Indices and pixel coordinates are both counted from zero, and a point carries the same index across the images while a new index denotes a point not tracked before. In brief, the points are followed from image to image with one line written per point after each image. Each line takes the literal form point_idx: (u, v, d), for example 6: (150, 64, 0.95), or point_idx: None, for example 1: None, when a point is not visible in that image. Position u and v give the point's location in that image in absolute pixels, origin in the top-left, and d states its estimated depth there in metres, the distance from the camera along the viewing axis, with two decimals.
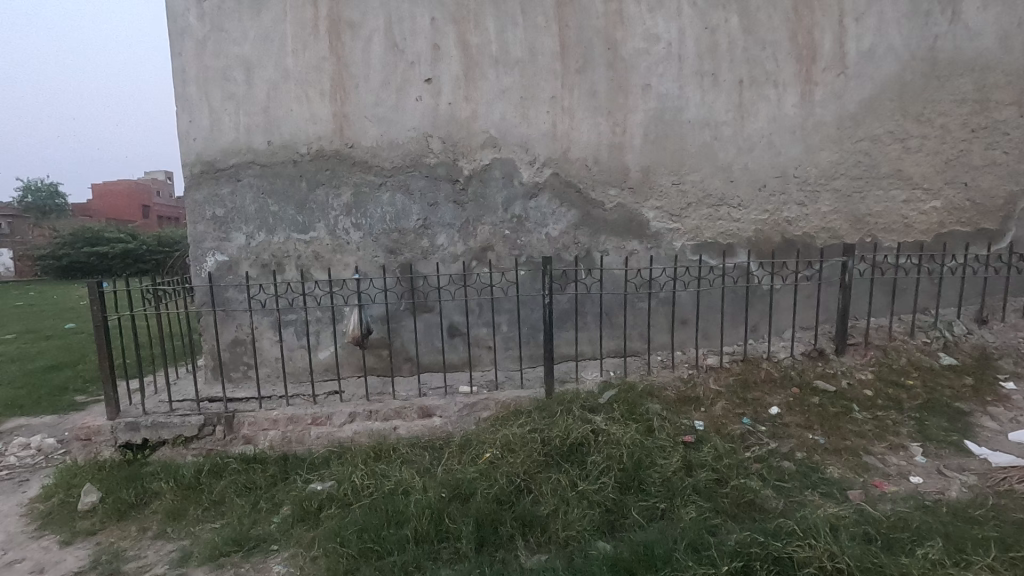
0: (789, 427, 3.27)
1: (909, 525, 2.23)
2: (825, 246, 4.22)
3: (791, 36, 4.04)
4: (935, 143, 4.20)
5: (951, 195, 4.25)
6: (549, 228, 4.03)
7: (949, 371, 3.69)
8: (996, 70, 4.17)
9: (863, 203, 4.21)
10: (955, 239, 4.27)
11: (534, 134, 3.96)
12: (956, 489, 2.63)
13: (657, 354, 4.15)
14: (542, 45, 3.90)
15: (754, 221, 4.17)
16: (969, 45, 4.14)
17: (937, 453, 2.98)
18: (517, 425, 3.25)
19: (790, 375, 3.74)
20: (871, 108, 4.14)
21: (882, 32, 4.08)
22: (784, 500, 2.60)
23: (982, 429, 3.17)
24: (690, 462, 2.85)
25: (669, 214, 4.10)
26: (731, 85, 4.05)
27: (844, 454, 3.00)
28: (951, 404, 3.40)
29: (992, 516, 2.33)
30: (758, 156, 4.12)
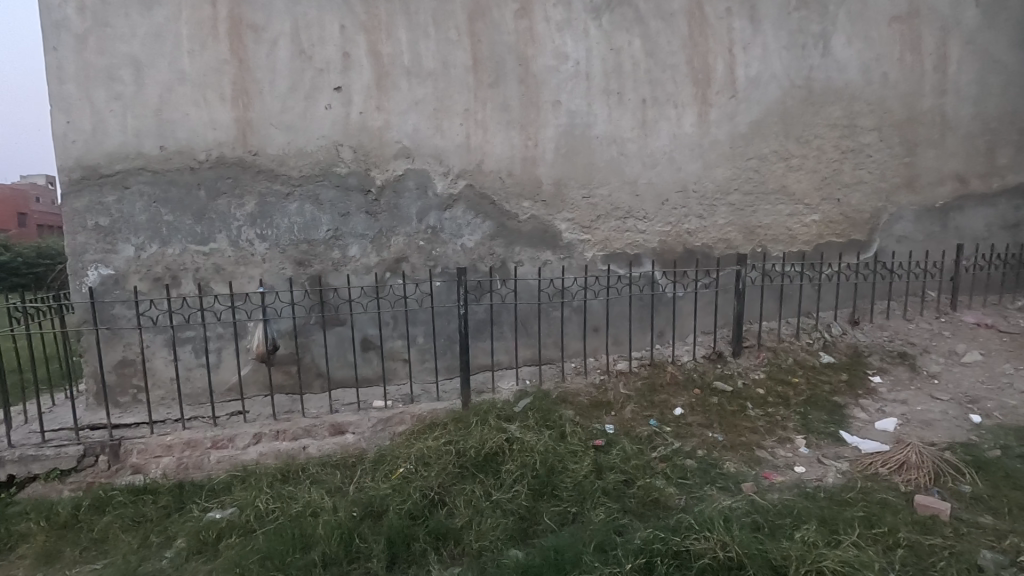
0: (691, 426, 3.48)
1: (792, 512, 2.44)
2: (722, 256, 4.54)
3: (688, 61, 4.34)
4: (812, 163, 4.66)
5: (827, 209, 4.72)
6: (464, 238, 4.05)
7: (828, 368, 4.07)
8: (861, 99, 4.70)
9: (754, 216, 4.58)
10: (831, 249, 4.74)
11: (448, 146, 3.97)
12: (832, 476, 2.91)
13: (572, 362, 4.27)
14: (455, 57, 3.93)
15: (658, 232, 4.42)
16: (838, 76, 4.64)
17: (817, 444, 3.28)
18: (432, 437, 3.22)
19: (692, 377, 3.98)
20: (758, 130, 4.53)
21: (766, 61, 4.48)
22: (686, 496, 2.75)
23: (855, 420, 3.53)
24: (600, 465, 2.95)
25: (580, 226, 4.25)
26: (635, 105, 4.28)
27: (740, 449, 3.23)
28: (830, 398, 3.75)
29: (861, 498, 2.61)
30: (661, 172, 4.38)
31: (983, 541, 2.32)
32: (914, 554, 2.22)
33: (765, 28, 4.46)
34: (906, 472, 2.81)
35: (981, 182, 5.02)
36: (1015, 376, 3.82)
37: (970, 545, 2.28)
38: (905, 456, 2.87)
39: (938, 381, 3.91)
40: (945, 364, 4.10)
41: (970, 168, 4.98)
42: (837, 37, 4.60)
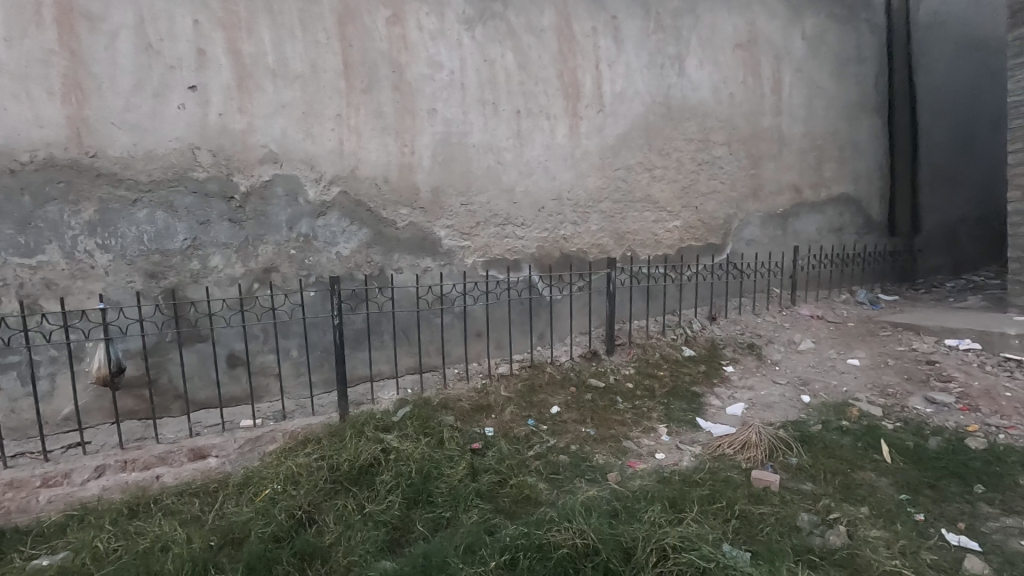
0: (566, 423, 3.64)
1: (646, 497, 2.65)
2: (596, 260, 4.81)
3: (558, 75, 4.56)
4: (673, 174, 5.08)
5: (687, 216, 5.17)
6: (339, 246, 3.94)
7: (689, 361, 4.45)
8: (712, 117, 5.21)
9: (623, 222, 4.90)
10: (691, 252, 5.19)
11: (320, 152, 3.84)
12: (686, 459, 3.19)
13: (455, 368, 4.31)
14: (324, 61, 3.82)
15: (536, 239, 4.58)
16: (692, 95, 5.10)
17: (677, 431, 3.57)
18: (304, 453, 3.09)
19: (569, 376, 4.18)
20: (625, 142, 4.86)
21: (629, 79, 4.82)
22: (556, 491, 2.88)
23: (710, 406, 3.89)
24: (475, 468, 3.01)
25: (460, 232, 4.30)
26: (510, 115, 4.42)
27: (609, 442, 3.43)
28: (690, 388, 4.10)
29: (708, 477, 2.88)
30: (537, 180, 4.55)
31: (802, 506, 2.66)
32: (746, 523, 2.50)
33: (628, 48, 4.81)
34: (746, 450, 3.14)
35: (812, 192, 5.77)
36: (838, 359, 4.41)
37: (791, 510, 2.60)
38: (746, 437, 3.20)
39: (779, 368, 4.41)
40: (785, 352, 4.64)
41: (803, 179, 5.70)
42: (690, 59, 5.06)
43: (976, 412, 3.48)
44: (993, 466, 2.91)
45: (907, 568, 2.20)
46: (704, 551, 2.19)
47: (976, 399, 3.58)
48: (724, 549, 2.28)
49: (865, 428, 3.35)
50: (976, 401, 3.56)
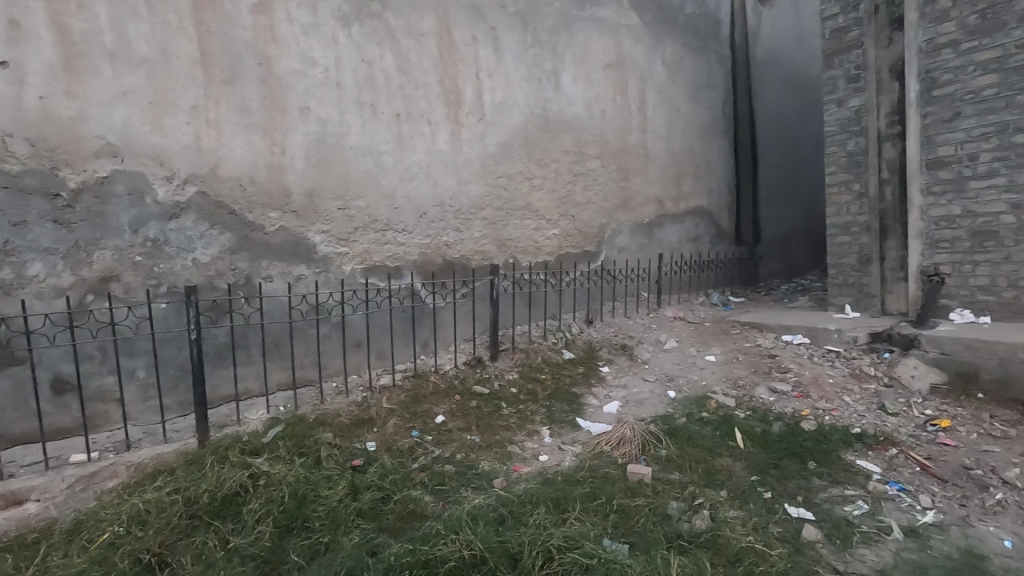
0: (451, 431, 3.59)
1: (530, 500, 2.70)
2: (478, 267, 4.84)
3: (439, 81, 4.53)
4: (551, 184, 5.27)
5: (565, 224, 5.39)
6: (196, 252, 3.55)
7: (569, 363, 4.63)
8: (586, 131, 5.50)
9: (505, 230, 4.98)
10: (569, 259, 5.43)
11: (172, 146, 3.43)
12: (568, 459, 3.30)
13: (333, 381, 4.07)
14: (176, 46, 3.42)
15: (417, 245, 4.49)
16: (568, 109, 5.35)
17: (559, 432, 3.69)
18: (154, 488, 2.73)
19: (453, 384, 4.14)
20: (506, 151, 4.95)
21: (508, 90, 4.93)
22: (442, 502, 2.82)
23: (589, 406, 4.06)
24: (356, 486, 2.86)
25: (337, 238, 4.08)
26: (389, 118, 4.29)
27: (494, 448, 3.43)
28: (570, 389, 4.25)
29: (589, 475, 3.01)
30: (418, 185, 4.47)
31: (671, 494, 2.86)
32: (623, 515, 2.64)
33: (507, 60, 4.91)
34: (622, 446, 3.33)
35: (673, 204, 6.31)
36: (697, 356, 4.85)
37: (663, 499, 2.79)
38: (622, 433, 3.40)
39: (648, 366, 4.74)
40: (653, 352, 5.01)
41: (665, 193, 6.22)
42: (565, 75, 5.30)
43: (808, 397, 4.01)
44: (822, 444, 3.36)
45: (760, 542, 2.46)
46: (586, 549, 2.27)
47: (807, 386, 4.13)
48: (604, 544, 2.39)
49: (722, 418, 3.71)
50: (807, 388, 4.10)
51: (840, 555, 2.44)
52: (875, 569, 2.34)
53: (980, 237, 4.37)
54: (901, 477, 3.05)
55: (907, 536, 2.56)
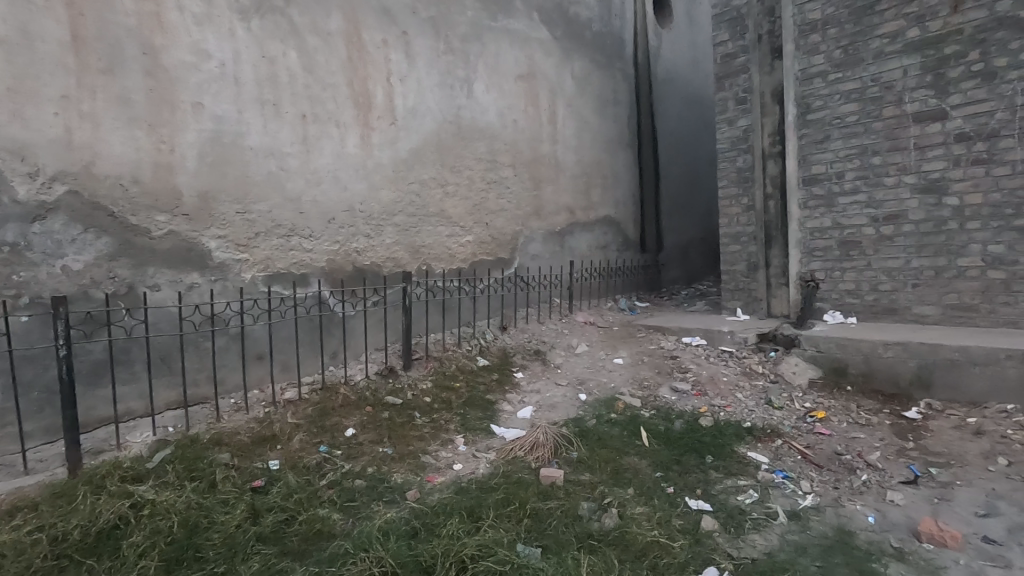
0: (362, 445, 3.47)
1: (444, 510, 2.67)
2: (390, 274, 4.72)
3: (348, 83, 4.39)
4: (465, 191, 5.27)
5: (479, 231, 5.40)
6: (67, 258, 3.17)
7: (483, 370, 4.63)
8: (499, 140, 5.56)
9: (418, 236, 4.91)
10: (483, 266, 5.45)
11: (36, 140, 3.04)
12: (482, 467, 3.29)
13: (231, 397, 3.79)
14: (42, 28, 3.05)
15: (325, 251, 4.30)
16: (481, 117, 5.38)
17: (474, 440, 3.67)
18: (11, 528, 2.39)
19: (364, 396, 4.00)
20: (418, 157, 4.88)
21: (421, 95, 4.88)
22: (352, 520, 2.71)
23: (503, 412, 4.08)
24: (256, 509, 2.68)
25: (235, 243, 3.82)
26: (294, 119, 4.09)
27: (407, 459, 3.35)
28: (484, 396, 4.25)
29: (502, 481, 3.03)
30: (326, 189, 4.29)
31: (582, 495, 2.94)
32: (536, 519, 2.68)
33: (419, 65, 4.86)
34: (535, 450, 3.38)
35: (583, 213, 6.54)
36: (606, 359, 5.04)
37: (574, 500, 2.86)
38: (535, 437, 3.46)
39: (560, 371, 4.85)
40: (565, 356, 5.14)
41: (575, 202, 6.44)
42: (478, 84, 5.34)
43: (706, 395, 4.29)
44: (718, 438, 3.61)
45: (663, 536, 2.59)
46: (499, 555, 2.28)
47: (705, 385, 4.42)
48: (518, 549, 2.42)
49: (629, 418, 3.88)
50: (705, 387, 4.39)
51: (733, 542, 2.63)
52: (763, 552, 2.54)
53: (847, 247, 4.91)
54: (785, 466, 3.35)
55: (790, 520, 2.80)
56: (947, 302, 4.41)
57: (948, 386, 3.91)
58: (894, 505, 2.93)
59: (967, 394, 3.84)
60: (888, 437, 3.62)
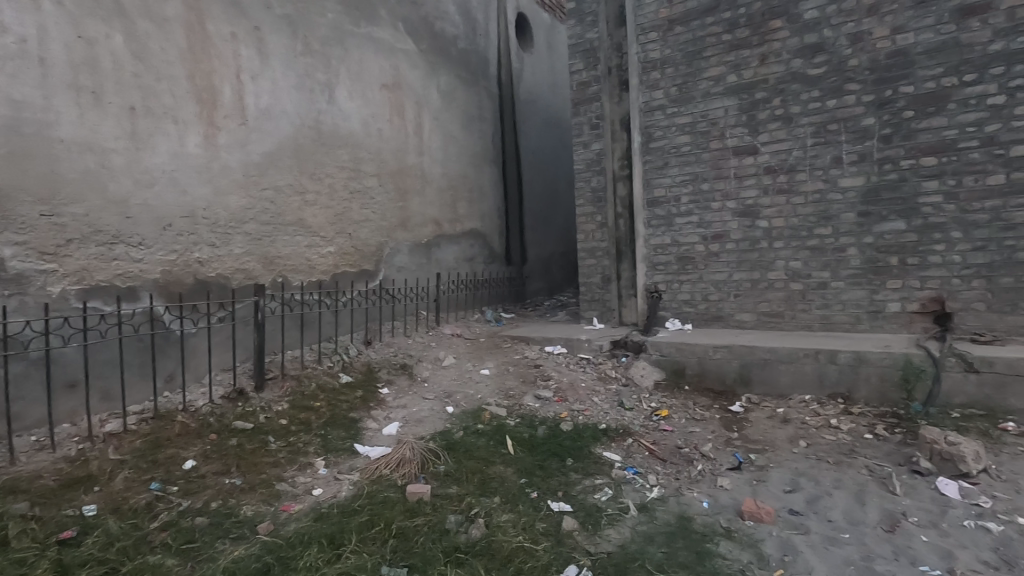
0: (204, 477, 3.11)
1: (300, 541, 2.52)
2: (240, 287, 4.32)
3: (189, 76, 3.97)
4: (326, 200, 5.02)
5: (341, 242, 5.17)
6: None
7: (346, 388, 4.41)
8: (363, 148, 5.39)
9: (272, 246, 4.56)
10: (345, 278, 5.22)
11: None
12: (344, 489, 3.12)
13: (31, 435, 3.17)
14: None
15: (159, 262, 3.81)
16: (343, 124, 5.18)
17: (335, 461, 3.47)
18: None
19: (207, 423, 3.59)
20: (273, 161, 4.56)
21: (275, 96, 4.57)
22: (190, 564, 2.41)
23: (368, 430, 3.92)
24: (65, 565, 2.29)
25: (38, 251, 3.23)
26: (120, 110, 3.59)
27: (259, 488, 3.07)
28: (347, 414, 4.05)
29: (367, 502, 2.91)
30: (161, 192, 3.82)
31: (449, 508, 2.92)
32: (402, 538, 2.62)
33: (273, 64, 4.56)
34: (401, 467, 3.30)
35: (449, 226, 6.58)
36: (473, 371, 5.08)
37: (441, 515, 2.84)
38: (401, 454, 3.38)
39: (427, 384, 4.79)
40: (432, 369, 5.08)
41: (442, 214, 6.45)
42: (340, 89, 5.14)
43: (566, 401, 4.52)
44: (578, 441, 3.82)
45: (528, 540, 2.67)
46: None
47: (566, 391, 4.65)
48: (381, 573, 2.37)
49: (495, 428, 3.95)
50: (566, 393, 4.63)
51: (591, 538, 2.79)
52: (617, 545, 2.73)
53: (684, 262, 5.52)
54: (636, 462, 3.64)
55: (640, 512, 3.05)
56: (761, 310, 5.16)
57: (763, 382, 4.56)
58: (723, 489, 3.33)
59: (776, 387, 4.52)
60: (718, 429, 4.12)
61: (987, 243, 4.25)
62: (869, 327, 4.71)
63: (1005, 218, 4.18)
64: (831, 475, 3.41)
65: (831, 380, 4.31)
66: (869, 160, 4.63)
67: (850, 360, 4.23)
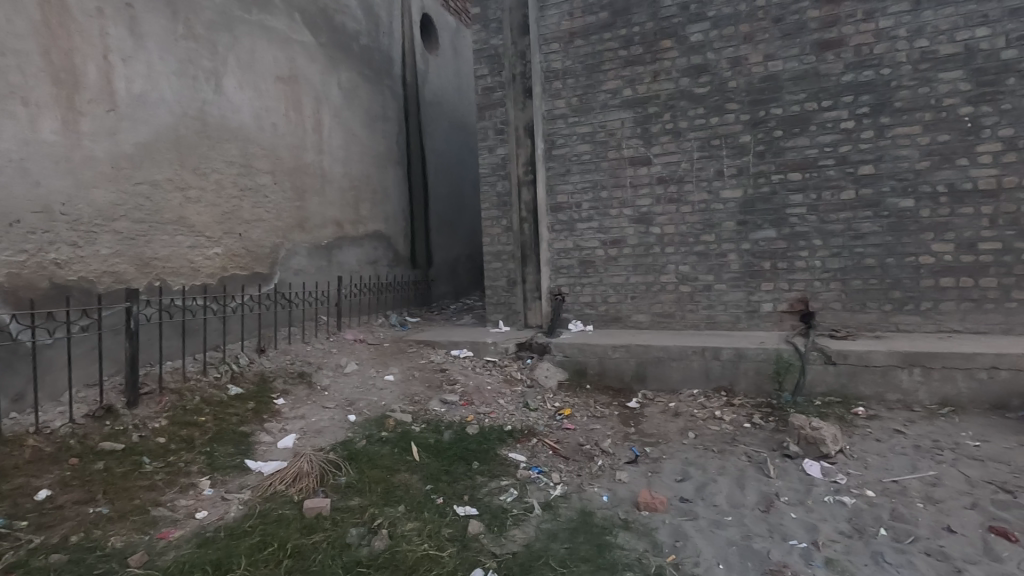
0: (62, 508, 2.75)
1: (180, 571, 2.33)
2: (108, 292, 3.87)
3: (43, 53, 3.49)
4: (212, 197, 4.64)
5: (230, 243, 4.80)
6: None
7: (236, 400, 4.10)
8: (254, 143, 5.05)
9: (148, 246, 4.13)
10: (235, 282, 4.85)
11: None
12: (233, 509, 2.89)
13: None
14: None
15: (5, 263, 3.31)
16: (232, 116, 4.81)
17: (222, 480, 3.20)
18: None
19: (66, 446, 3.18)
20: (148, 153, 4.13)
21: (152, 81, 4.15)
22: None
23: (261, 444, 3.66)
24: None
25: None
26: None
27: (131, 516, 2.76)
28: (237, 428, 3.76)
29: (259, 521, 2.74)
30: (6, 183, 3.32)
31: (351, 522, 2.81)
32: (298, 558, 2.50)
33: (149, 47, 4.13)
34: (298, 481, 3.12)
35: (351, 227, 6.34)
36: (377, 377, 4.92)
37: (342, 529, 2.73)
38: (298, 467, 3.20)
39: (327, 393, 4.57)
40: (333, 376, 4.85)
41: (343, 215, 6.21)
42: (228, 79, 4.78)
43: (472, 404, 4.51)
44: (484, 444, 3.82)
45: (433, 548, 2.65)
46: None
47: (472, 395, 4.65)
48: None
49: (399, 435, 3.85)
50: (472, 397, 4.62)
51: (497, 540, 2.80)
52: (522, 545, 2.77)
53: (585, 265, 5.74)
54: (540, 461, 3.72)
55: (543, 510, 3.12)
56: (655, 311, 5.49)
57: (657, 379, 4.85)
58: (621, 482, 3.50)
59: (668, 383, 4.83)
60: (616, 425, 4.31)
61: (842, 249, 4.83)
62: (747, 325, 5.17)
63: (855, 228, 4.78)
64: (716, 463, 3.70)
65: (716, 374, 4.68)
66: (747, 174, 5.09)
67: (731, 356, 4.62)
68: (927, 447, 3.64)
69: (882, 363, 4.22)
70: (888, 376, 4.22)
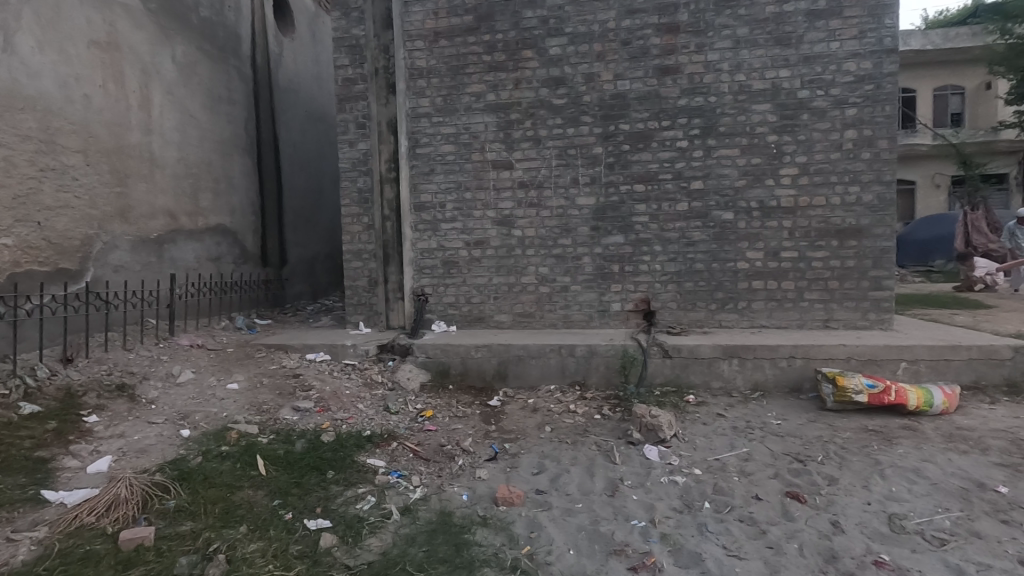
0: None
1: None
2: None
3: None
4: None
5: (24, 233, 4.02)
6: None
7: (30, 420, 3.44)
8: (59, 116, 4.28)
9: None
10: (30, 279, 4.07)
11: None
12: (23, 552, 2.43)
13: None
14: None
15: None
16: (28, 82, 4.03)
17: (8, 518, 2.67)
18: None
19: None
20: None
21: None
22: None
23: (63, 471, 3.11)
24: None
25: None
26: None
27: None
28: (31, 455, 3.15)
29: (58, 564, 2.34)
30: None
31: (181, 550, 2.51)
32: None
33: None
34: (113, 511, 2.71)
35: (187, 219, 5.66)
36: (218, 386, 4.45)
37: (168, 560, 2.43)
38: (114, 494, 2.78)
39: (154, 406, 4.02)
40: (163, 387, 4.28)
41: (177, 206, 5.52)
42: (22, 37, 3.99)
43: (328, 411, 4.27)
44: (340, 452, 3.63)
45: (277, 569, 2.46)
46: None
47: (328, 400, 4.39)
48: None
49: (243, 448, 3.51)
50: (328, 402, 4.36)
51: (351, 551, 2.68)
52: (378, 553, 2.68)
53: (448, 266, 5.74)
54: (400, 465, 3.64)
55: (402, 515, 3.04)
56: (516, 310, 5.66)
57: (517, 376, 5.01)
58: (481, 480, 3.55)
59: (528, 381, 5.01)
60: (477, 424, 4.37)
61: (677, 255, 5.39)
62: (598, 324, 5.56)
63: (687, 236, 5.37)
64: (569, 454, 3.91)
65: (570, 370, 4.96)
66: (599, 183, 5.47)
67: (584, 353, 4.93)
68: (742, 427, 4.21)
69: (708, 355, 4.79)
70: (714, 367, 4.80)
